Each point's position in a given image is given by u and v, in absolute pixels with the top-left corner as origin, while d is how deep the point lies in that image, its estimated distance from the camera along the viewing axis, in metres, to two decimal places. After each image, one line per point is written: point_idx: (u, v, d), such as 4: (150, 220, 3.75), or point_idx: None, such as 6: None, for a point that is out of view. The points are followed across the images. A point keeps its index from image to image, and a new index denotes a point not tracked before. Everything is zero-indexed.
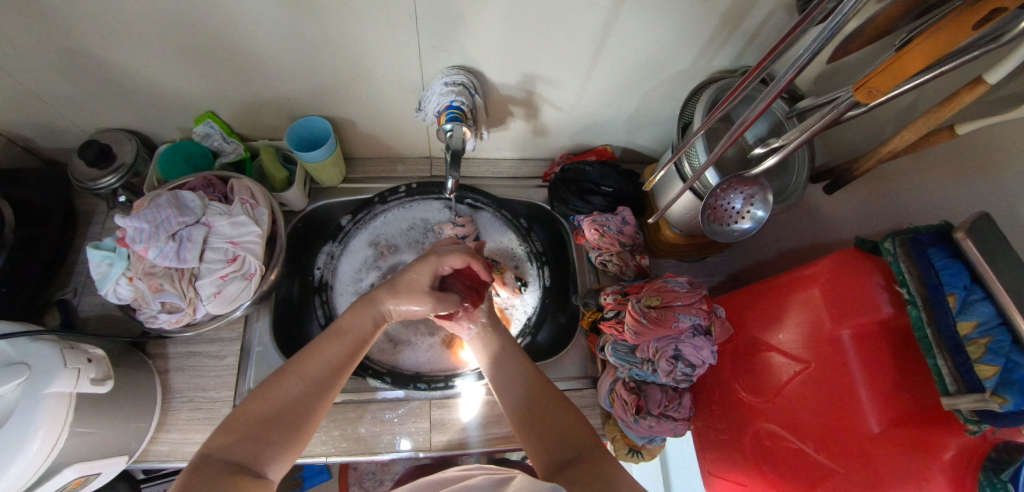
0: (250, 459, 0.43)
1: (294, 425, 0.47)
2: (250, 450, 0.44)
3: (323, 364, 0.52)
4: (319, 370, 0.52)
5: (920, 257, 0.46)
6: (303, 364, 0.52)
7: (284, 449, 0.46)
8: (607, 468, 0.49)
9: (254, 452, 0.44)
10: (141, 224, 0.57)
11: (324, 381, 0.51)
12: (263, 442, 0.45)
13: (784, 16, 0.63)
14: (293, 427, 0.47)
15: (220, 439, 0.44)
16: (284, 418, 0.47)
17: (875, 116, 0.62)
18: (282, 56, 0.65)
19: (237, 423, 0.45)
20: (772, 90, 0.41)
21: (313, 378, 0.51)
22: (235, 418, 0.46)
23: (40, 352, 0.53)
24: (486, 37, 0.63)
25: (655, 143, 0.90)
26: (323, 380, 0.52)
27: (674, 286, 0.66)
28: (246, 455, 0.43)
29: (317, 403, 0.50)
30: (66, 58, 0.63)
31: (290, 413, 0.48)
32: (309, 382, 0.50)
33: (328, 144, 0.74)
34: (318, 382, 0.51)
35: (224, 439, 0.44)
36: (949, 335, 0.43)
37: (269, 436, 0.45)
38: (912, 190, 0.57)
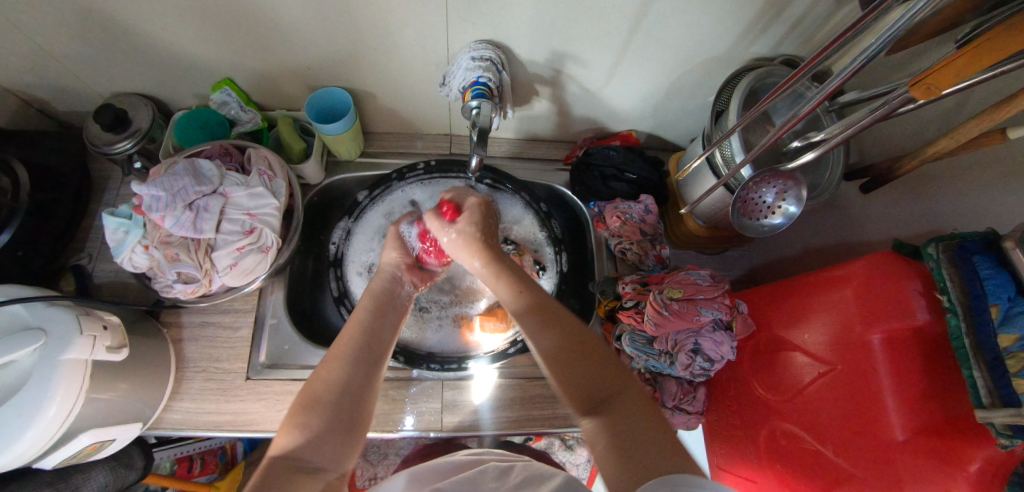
0: (315, 455, 0.43)
1: (349, 417, 0.46)
2: (317, 447, 0.43)
3: (359, 347, 0.51)
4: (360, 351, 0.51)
5: (964, 265, 0.44)
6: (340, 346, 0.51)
7: (344, 444, 0.45)
8: (641, 406, 0.43)
9: (310, 444, 0.43)
10: (158, 192, 0.55)
11: (369, 364, 0.51)
12: (324, 438, 0.44)
13: (833, 2, 0.59)
14: (349, 420, 0.46)
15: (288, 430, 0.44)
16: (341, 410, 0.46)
17: (921, 113, 0.59)
18: (302, 23, 0.62)
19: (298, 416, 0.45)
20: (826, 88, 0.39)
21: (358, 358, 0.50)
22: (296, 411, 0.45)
23: (56, 318, 0.53)
24: (517, 11, 0.60)
25: (681, 131, 0.87)
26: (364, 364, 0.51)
27: (697, 279, 0.64)
28: (308, 450, 0.42)
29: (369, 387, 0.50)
30: (79, 16, 0.60)
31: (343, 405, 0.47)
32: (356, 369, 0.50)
33: (347, 117, 0.72)
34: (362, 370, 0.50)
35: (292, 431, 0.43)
36: (988, 347, 0.42)
37: (333, 433, 0.45)
38: (956, 192, 0.54)
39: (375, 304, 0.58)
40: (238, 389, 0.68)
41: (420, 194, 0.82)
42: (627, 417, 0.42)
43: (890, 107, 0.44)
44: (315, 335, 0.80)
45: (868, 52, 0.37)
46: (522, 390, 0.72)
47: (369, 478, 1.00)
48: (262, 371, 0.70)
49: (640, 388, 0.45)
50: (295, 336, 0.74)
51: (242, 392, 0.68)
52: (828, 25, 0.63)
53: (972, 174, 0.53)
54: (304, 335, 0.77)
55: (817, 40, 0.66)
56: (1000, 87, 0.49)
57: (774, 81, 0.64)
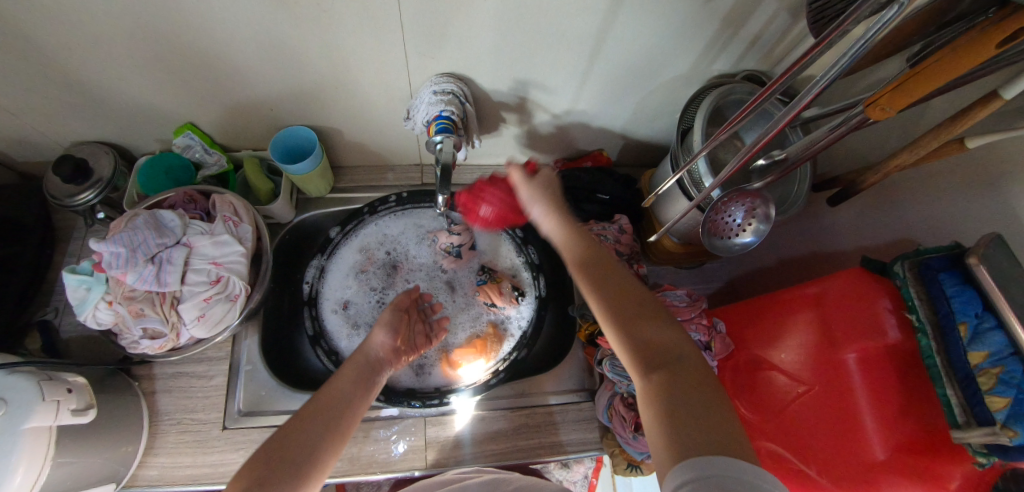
0: None
1: (304, 466, 0.43)
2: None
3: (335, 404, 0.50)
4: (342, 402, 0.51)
5: (931, 282, 0.44)
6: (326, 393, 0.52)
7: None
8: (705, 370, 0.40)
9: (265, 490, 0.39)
10: (117, 248, 0.54)
11: (336, 415, 0.49)
12: (271, 481, 0.40)
13: (788, 19, 0.59)
14: (304, 469, 0.43)
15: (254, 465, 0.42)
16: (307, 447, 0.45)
17: (880, 125, 0.60)
18: (259, 65, 0.61)
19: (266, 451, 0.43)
20: (791, 112, 0.39)
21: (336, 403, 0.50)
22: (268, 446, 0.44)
23: (15, 385, 0.50)
24: (475, 44, 0.60)
25: (653, 147, 0.87)
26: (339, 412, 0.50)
27: (673, 300, 0.65)
28: None
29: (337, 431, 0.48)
30: (30, 71, 0.59)
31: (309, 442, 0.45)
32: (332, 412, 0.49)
33: (314, 155, 0.71)
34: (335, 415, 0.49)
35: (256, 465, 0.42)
36: (960, 365, 0.41)
37: (282, 477, 0.41)
38: (920, 203, 0.54)
39: (359, 373, 0.56)
40: (214, 440, 0.67)
41: (394, 226, 0.81)
42: (685, 393, 0.38)
43: (850, 125, 0.45)
44: (293, 376, 0.78)
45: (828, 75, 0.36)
46: (507, 421, 0.71)
47: None
48: (239, 420, 0.68)
49: (702, 363, 0.41)
50: (272, 381, 0.73)
51: (219, 443, 0.66)
52: (785, 41, 0.63)
53: (935, 185, 0.53)
54: (282, 379, 0.75)
55: (776, 56, 0.66)
56: (955, 98, 0.50)
57: (736, 98, 0.64)
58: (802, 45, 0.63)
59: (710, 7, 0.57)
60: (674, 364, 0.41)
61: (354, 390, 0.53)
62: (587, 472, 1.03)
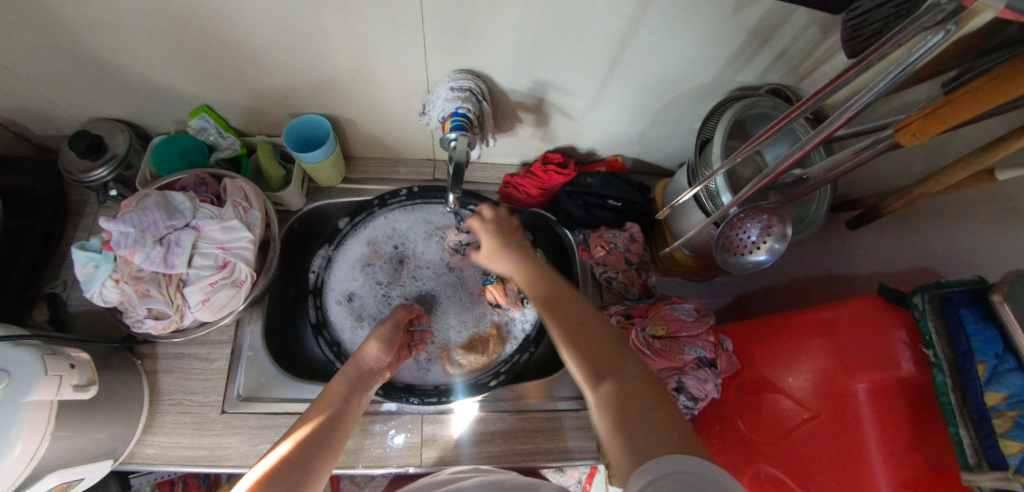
0: None
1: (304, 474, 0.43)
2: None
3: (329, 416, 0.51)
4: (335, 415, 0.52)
5: (951, 318, 0.43)
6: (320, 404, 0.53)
7: None
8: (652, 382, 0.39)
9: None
10: (127, 228, 0.54)
11: (331, 428, 0.50)
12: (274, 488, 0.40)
13: (819, 33, 0.57)
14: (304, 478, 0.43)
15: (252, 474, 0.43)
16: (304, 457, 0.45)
17: (907, 149, 0.58)
18: (276, 51, 0.61)
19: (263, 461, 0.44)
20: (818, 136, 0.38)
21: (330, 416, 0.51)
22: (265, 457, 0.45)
23: (19, 358, 0.51)
24: (495, 42, 0.59)
25: (669, 156, 0.86)
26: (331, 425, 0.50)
27: (681, 314, 0.64)
28: None
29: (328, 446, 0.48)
30: (50, 46, 0.59)
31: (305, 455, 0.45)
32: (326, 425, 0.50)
33: (326, 145, 0.71)
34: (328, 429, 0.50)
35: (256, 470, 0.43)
36: (975, 404, 0.40)
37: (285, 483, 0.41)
38: (943, 233, 0.53)
39: (349, 384, 0.57)
40: (213, 423, 0.67)
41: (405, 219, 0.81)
42: (635, 398, 0.37)
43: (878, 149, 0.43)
44: (294, 363, 0.78)
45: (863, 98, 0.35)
46: (504, 424, 0.71)
47: None
48: (238, 404, 0.68)
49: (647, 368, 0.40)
50: (273, 368, 0.73)
51: (217, 426, 0.67)
52: (813, 56, 0.62)
53: (960, 215, 0.51)
54: (283, 366, 0.75)
55: (803, 70, 0.65)
56: (988, 126, 0.48)
57: (759, 112, 0.62)
58: (831, 61, 0.61)
59: (739, 17, 0.55)
60: (622, 364, 0.40)
61: (344, 402, 0.54)
62: (581, 477, 1.04)
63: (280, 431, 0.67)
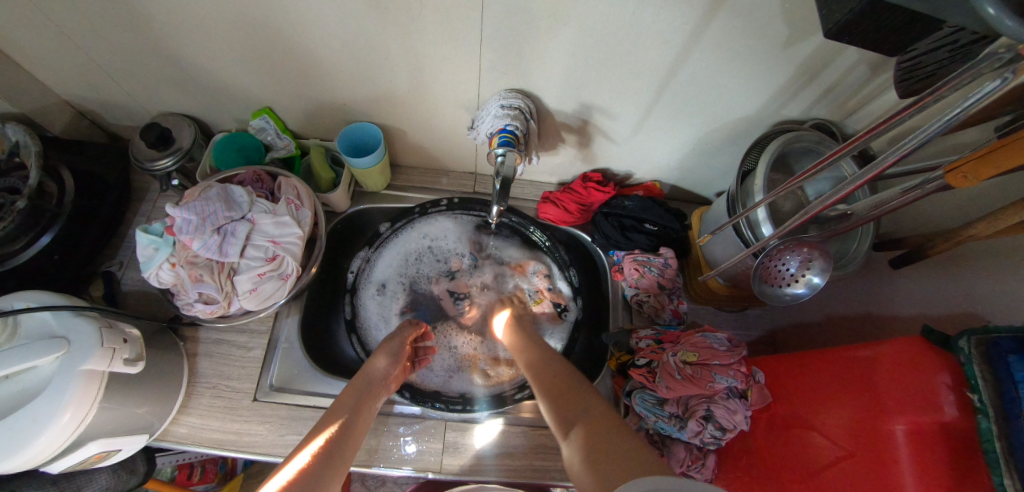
0: None
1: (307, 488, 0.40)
2: None
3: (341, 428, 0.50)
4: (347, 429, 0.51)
5: (999, 365, 0.42)
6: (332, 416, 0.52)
7: None
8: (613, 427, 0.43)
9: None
10: (189, 216, 0.58)
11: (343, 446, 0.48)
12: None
13: (868, 72, 0.59)
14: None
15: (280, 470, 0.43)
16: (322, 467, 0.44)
17: (957, 192, 0.57)
18: (342, 61, 0.65)
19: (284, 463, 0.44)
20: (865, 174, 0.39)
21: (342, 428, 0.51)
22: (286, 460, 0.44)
23: (80, 328, 0.54)
24: (548, 64, 0.62)
25: (706, 184, 0.87)
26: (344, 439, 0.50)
27: (713, 342, 0.63)
28: None
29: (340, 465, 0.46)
30: (141, 44, 0.65)
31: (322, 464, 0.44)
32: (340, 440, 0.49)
33: (377, 152, 0.75)
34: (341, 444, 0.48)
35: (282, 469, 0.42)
36: (1022, 454, 0.38)
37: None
38: (992, 279, 0.52)
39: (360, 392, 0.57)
40: (244, 409, 0.69)
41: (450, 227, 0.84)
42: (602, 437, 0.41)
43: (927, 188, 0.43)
44: (326, 359, 0.80)
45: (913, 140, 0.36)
46: (527, 438, 0.71)
47: None
48: (270, 394, 0.70)
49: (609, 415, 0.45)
50: (306, 361, 0.75)
51: (247, 413, 0.69)
52: (860, 94, 0.63)
53: (1010, 262, 0.50)
54: (315, 361, 0.77)
55: (850, 107, 0.65)
56: None
57: (803, 146, 0.63)
58: (880, 99, 0.62)
59: (789, 51, 0.57)
60: (587, 415, 0.46)
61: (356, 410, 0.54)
62: None
63: (307, 424, 0.69)
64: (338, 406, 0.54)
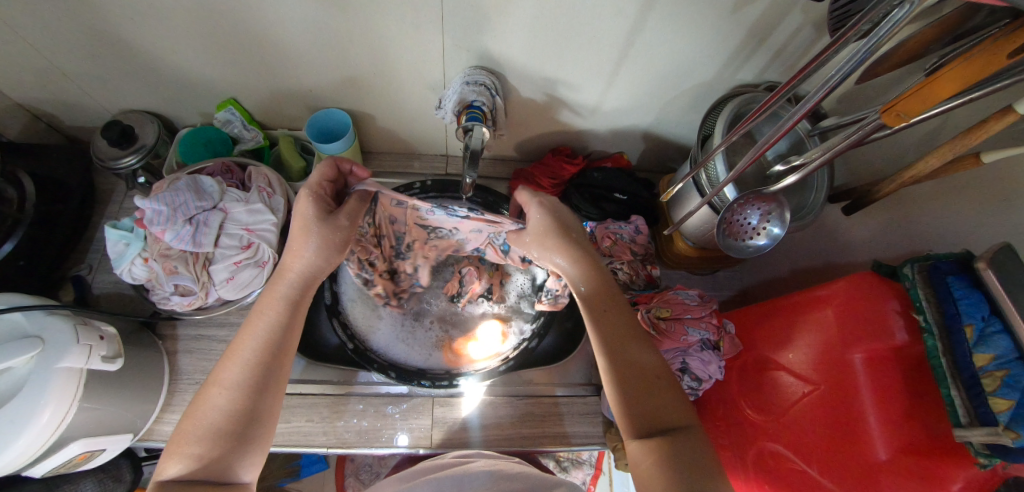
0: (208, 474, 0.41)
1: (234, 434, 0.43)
2: (207, 469, 0.41)
3: (253, 347, 0.47)
4: (241, 387, 0.44)
5: (939, 285, 0.45)
6: (225, 371, 0.46)
7: (237, 455, 0.43)
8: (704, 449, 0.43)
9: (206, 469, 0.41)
10: (160, 206, 0.57)
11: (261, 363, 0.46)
12: (205, 456, 0.41)
13: (813, 32, 0.62)
14: (239, 439, 0.43)
15: (170, 463, 0.41)
16: (213, 453, 0.42)
17: (898, 141, 0.61)
18: (306, 48, 0.65)
19: (170, 454, 0.41)
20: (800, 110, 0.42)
21: (234, 390, 0.44)
22: (172, 447, 0.42)
23: (54, 327, 0.53)
24: (511, 40, 0.63)
25: (671, 153, 0.90)
26: (245, 402, 0.44)
27: (685, 298, 0.67)
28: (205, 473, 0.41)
29: (251, 442, 0.44)
30: (97, 39, 0.63)
31: (217, 455, 0.42)
32: (235, 407, 0.44)
33: (346, 137, 0.75)
34: (241, 415, 0.44)
35: (170, 467, 0.41)
36: (965, 366, 0.42)
37: (215, 447, 0.42)
38: (932, 217, 0.56)
39: (287, 307, 0.50)
40: None
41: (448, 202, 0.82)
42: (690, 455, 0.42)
43: (865, 130, 0.46)
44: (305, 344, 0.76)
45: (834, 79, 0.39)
46: (513, 407, 0.73)
47: None
48: None
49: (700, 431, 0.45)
50: None
51: None
52: (807, 55, 0.66)
53: (945, 199, 0.54)
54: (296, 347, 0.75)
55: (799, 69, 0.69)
56: (969, 114, 0.52)
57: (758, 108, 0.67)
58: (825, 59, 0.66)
59: (737, 16, 0.60)
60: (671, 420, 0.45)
61: (287, 317, 0.49)
62: (585, 477, 1.03)
63: (294, 412, 0.69)
64: (232, 356, 0.46)
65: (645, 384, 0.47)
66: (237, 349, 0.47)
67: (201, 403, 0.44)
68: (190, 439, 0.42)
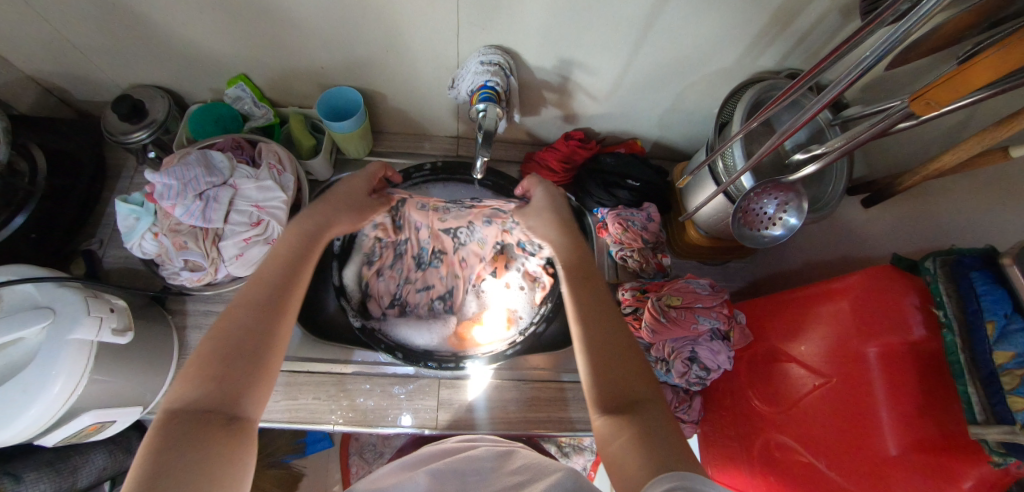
0: (222, 398, 0.39)
1: (253, 356, 0.42)
2: (224, 391, 0.39)
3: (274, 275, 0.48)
4: (263, 308, 0.45)
5: (962, 281, 0.44)
6: (243, 298, 0.46)
7: (253, 380, 0.41)
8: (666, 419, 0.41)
9: (220, 391, 0.39)
10: (170, 181, 0.57)
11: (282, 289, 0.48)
12: (221, 379, 0.40)
13: (840, 17, 0.60)
14: (258, 362, 0.42)
15: (181, 388, 0.39)
16: (231, 375, 0.40)
17: (923, 133, 0.60)
18: (316, 23, 0.64)
19: (185, 378, 0.39)
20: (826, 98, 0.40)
21: (257, 310, 0.45)
22: (184, 374, 0.40)
23: (65, 299, 0.54)
24: (526, 19, 0.61)
25: (686, 141, 0.88)
26: (267, 324, 0.44)
27: (697, 287, 0.65)
28: (218, 397, 0.39)
29: (265, 370, 0.43)
30: (105, 10, 0.62)
31: (235, 379, 0.40)
32: (256, 327, 0.44)
33: (357, 116, 0.74)
34: (261, 337, 0.43)
35: (184, 390, 0.38)
36: (984, 363, 0.41)
37: (233, 369, 0.41)
38: (954, 211, 0.54)
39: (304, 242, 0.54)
40: None
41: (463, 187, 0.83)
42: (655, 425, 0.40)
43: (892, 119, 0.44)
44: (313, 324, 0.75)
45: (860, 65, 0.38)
46: (518, 391, 0.73)
47: (364, 476, 1.00)
48: None
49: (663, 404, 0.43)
50: (297, 328, 0.74)
51: None
52: (832, 41, 0.64)
53: (970, 193, 0.53)
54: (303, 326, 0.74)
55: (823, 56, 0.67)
56: (1001, 106, 0.50)
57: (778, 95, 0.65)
58: None
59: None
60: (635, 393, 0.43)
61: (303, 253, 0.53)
62: (587, 463, 1.04)
63: (301, 389, 0.69)
64: (251, 284, 0.47)
65: (608, 355, 0.46)
66: (259, 277, 0.48)
67: (219, 325, 0.43)
68: (209, 360, 0.40)
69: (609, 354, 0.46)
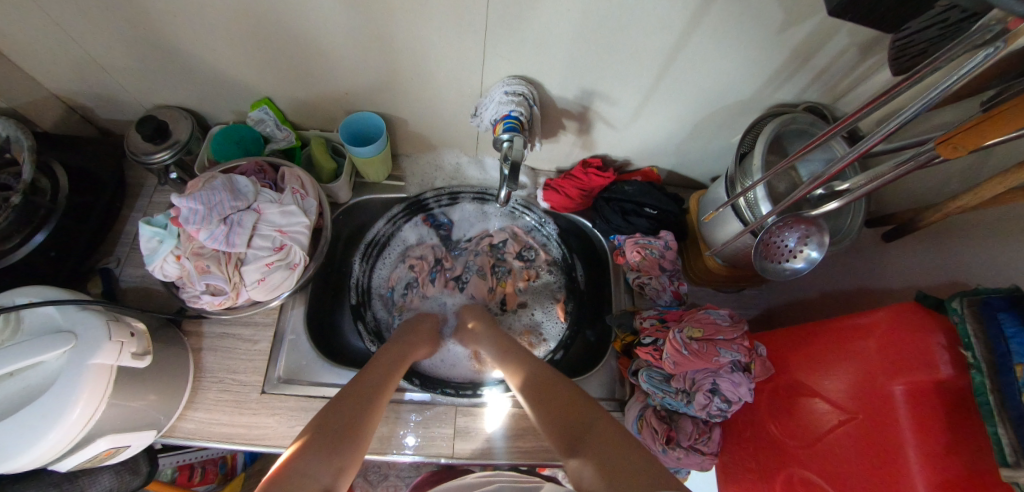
0: (324, 469, 0.44)
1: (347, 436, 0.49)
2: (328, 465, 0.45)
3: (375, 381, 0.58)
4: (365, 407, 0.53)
5: (989, 322, 0.44)
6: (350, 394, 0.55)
7: (346, 458, 0.47)
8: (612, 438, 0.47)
9: (325, 461, 0.45)
10: (196, 206, 0.56)
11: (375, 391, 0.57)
12: (328, 451, 0.46)
13: (858, 55, 0.61)
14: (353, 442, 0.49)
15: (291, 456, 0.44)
16: (335, 451, 0.46)
17: (940, 170, 0.60)
18: (345, 51, 0.65)
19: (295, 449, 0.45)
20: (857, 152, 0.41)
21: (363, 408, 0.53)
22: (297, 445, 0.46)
23: (87, 322, 0.53)
24: (551, 51, 0.63)
25: (701, 169, 0.89)
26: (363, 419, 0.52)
27: (717, 318, 0.66)
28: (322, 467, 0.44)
29: (354, 452, 0.48)
30: (139, 35, 0.63)
31: (337, 454, 0.46)
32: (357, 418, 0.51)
33: (379, 141, 0.75)
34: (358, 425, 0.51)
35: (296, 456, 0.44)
36: (1013, 405, 0.41)
37: (337, 448, 0.47)
38: (974, 249, 0.55)
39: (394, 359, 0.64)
40: (252, 403, 0.68)
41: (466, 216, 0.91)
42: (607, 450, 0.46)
43: (919, 161, 0.45)
44: (336, 354, 0.79)
45: (901, 117, 0.37)
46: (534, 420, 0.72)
47: None
48: (278, 386, 0.70)
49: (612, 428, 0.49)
50: (313, 352, 0.73)
51: (254, 406, 0.68)
52: (850, 77, 0.66)
53: (990, 231, 0.53)
54: (322, 353, 0.76)
55: (839, 91, 0.68)
56: (1020, 146, 0.51)
57: (798, 127, 0.66)
58: (869, 82, 0.65)
59: (783, 36, 0.59)
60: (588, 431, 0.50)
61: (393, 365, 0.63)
62: None
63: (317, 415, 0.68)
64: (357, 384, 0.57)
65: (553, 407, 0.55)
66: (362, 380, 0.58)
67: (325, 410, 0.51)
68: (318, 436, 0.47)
69: (555, 413, 0.54)
